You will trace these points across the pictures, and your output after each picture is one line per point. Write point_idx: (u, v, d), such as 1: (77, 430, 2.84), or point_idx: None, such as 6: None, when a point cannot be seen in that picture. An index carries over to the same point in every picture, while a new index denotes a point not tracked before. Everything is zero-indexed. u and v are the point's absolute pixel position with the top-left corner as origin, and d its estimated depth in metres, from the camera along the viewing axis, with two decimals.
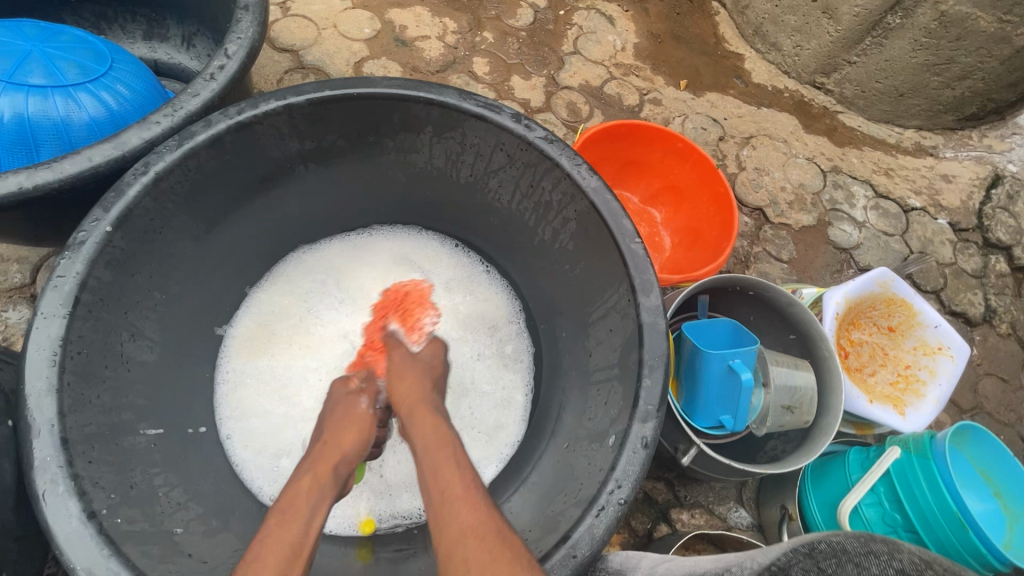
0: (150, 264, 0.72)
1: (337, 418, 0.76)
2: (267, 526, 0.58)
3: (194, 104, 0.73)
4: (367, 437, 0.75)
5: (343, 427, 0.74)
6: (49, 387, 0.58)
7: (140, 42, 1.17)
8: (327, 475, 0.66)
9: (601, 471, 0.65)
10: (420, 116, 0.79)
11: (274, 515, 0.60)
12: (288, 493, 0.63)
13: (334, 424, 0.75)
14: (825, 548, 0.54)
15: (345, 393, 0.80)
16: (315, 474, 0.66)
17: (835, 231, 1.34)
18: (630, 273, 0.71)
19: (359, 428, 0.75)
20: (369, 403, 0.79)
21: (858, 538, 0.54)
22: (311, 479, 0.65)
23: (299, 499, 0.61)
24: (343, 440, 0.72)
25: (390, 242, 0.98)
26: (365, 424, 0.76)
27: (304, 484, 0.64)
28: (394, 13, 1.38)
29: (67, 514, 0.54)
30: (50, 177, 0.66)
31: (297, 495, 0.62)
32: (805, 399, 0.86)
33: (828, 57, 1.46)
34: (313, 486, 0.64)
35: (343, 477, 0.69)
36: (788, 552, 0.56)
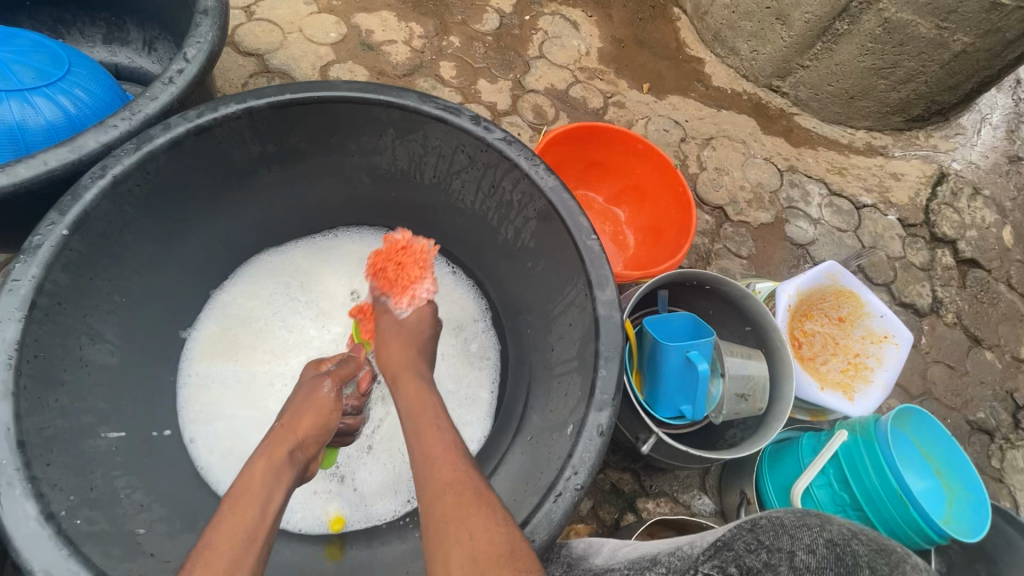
0: (110, 267, 0.72)
1: (298, 401, 0.73)
2: (220, 511, 0.57)
3: (153, 108, 0.74)
4: (330, 422, 0.73)
5: (304, 411, 0.71)
6: (4, 391, 0.57)
7: (100, 46, 1.16)
8: (283, 457, 0.65)
9: (559, 459, 0.68)
10: (381, 118, 0.81)
11: (228, 501, 0.58)
12: (241, 480, 0.61)
13: (297, 406, 0.73)
14: (765, 522, 0.53)
15: (315, 375, 0.78)
16: (269, 457, 0.64)
17: (792, 228, 1.39)
18: (587, 269, 0.74)
19: (319, 412, 0.72)
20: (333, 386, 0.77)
21: (796, 513, 0.54)
22: (266, 461, 0.63)
23: (252, 484, 0.60)
24: (300, 425, 0.69)
25: (356, 243, 0.99)
26: (326, 406, 0.73)
27: (257, 469, 0.62)
28: (361, 17, 1.39)
29: (24, 516, 0.53)
30: (5, 181, 0.66)
31: (251, 479, 0.61)
32: (758, 386, 0.90)
33: (783, 62, 1.52)
34: (269, 467, 0.63)
35: (302, 462, 0.67)
36: (733, 530, 0.55)
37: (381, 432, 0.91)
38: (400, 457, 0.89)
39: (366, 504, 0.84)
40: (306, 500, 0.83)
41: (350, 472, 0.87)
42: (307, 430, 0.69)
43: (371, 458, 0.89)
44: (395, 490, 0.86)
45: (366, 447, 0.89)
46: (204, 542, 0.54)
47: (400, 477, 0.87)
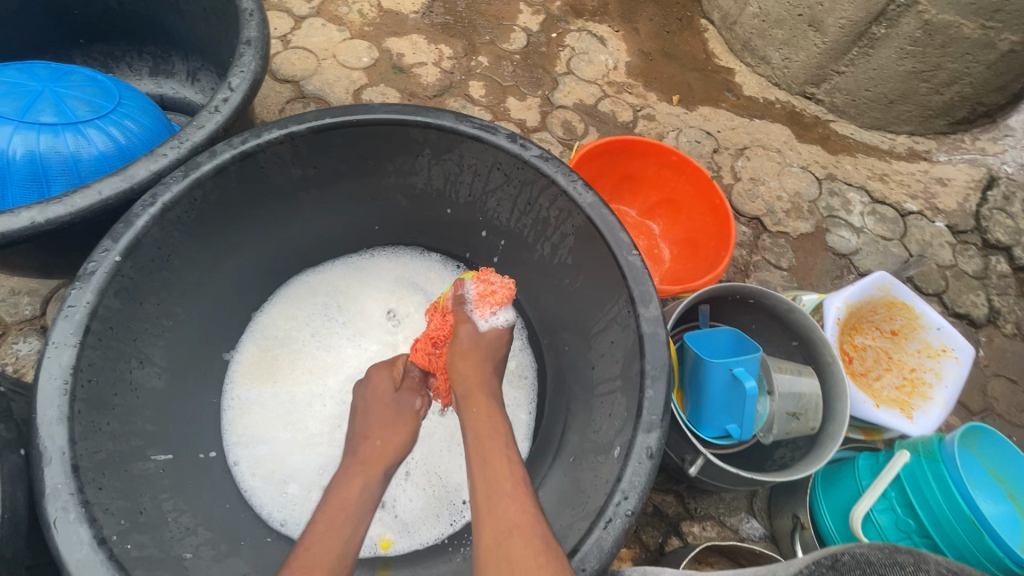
0: (158, 291, 0.74)
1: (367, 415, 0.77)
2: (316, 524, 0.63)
3: (200, 136, 0.76)
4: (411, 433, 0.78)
5: (396, 426, 0.77)
6: (59, 416, 0.58)
7: (147, 78, 1.21)
8: None
9: (607, 483, 0.65)
10: (418, 139, 0.82)
11: (323, 514, 0.64)
12: (339, 494, 0.67)
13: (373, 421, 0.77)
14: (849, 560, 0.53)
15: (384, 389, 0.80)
16: (365, 473, 0.70)
17: (834, 237, 1.35)
18: (629, 285, 0.72)
19: (411, 428, 0.78)
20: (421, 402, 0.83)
21: (881, 549, 0.55)
22: (363, 479, 0.69)
23: (348, 501, 0.65)
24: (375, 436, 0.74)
25: (393, 262, 1.00)
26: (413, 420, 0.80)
27: (355, 485, 0.68)
28: (391, 41, 1.42)
29: (78, 540, 0.54)
30: (62, 211, 0.68)
31: (348, 496, 0.66)
32: (810, 405, 0.86)
33: (817, 68, 1.49)
34: (365, 483, 0.69)
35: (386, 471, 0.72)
36: (811, 565, 0.55)
37: (418, 459, 0.88)
38: (439, 483, 0.87)
39: (410, 528, 0.83)
40: None
41: (390, 497, 0.85)
42: (400, 446, 0.76)
43: (409, 484, 0.87)
44: (436, 515, 0.84)
45: (404, 474, 0.87)
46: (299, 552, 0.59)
47: (441, 502, 0.85)
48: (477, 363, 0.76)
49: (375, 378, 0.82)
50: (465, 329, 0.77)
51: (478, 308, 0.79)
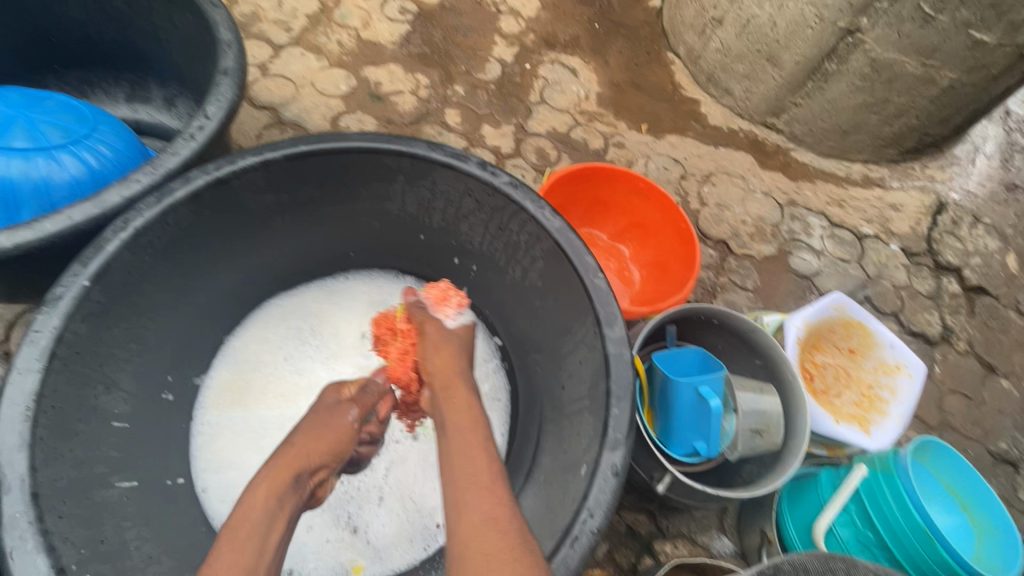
0: (128, 316, 0.74)
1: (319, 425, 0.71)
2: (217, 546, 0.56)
3: (174, 162, 0.77)
4: (339, 454, 0.69)
5: (321, 434, 0.68)
6: (20, 443, 0.58)
7: (122, 103, 1.22)
8: None
9: (574, 501, 0.66)
10: (392, 166, 0.84)
11: (226, 533, 0.56)
12: (242, 507, 0.59)
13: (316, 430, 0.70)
14: None
15: (336, 402, 0.74)
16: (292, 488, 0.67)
17: (796, 260, 1.41)
18: (595, 306, 0.75)
19: (334, 439, 0.68)
20: (358, 416, 0.73)
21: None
22: (269, 484, 0.61)
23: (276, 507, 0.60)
24: (315, 448, 0.66)
25: (368, 285, 1.01)
26: (344, 436, 0.70)
27: (260, 493, 0.60)
28: (370, 70, 1.46)
29: (35, 571, 0.53)
30: (30, 236, 0.69)
31: (253, 507, 0.59)
32: (773, 422, 0.89)
33: (776, 100, 1.57)
34: (271, 494, 0.60)
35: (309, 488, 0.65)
36: None
37: (391, 482, 0.88)
38: (411, 507, 0.86)
39: (382, 554, 0.82)
40: (316, 548, 0.82)
41: (363, 523, 0.85)
42: (317, 455, 0.66)
43: (382, 510, 0.86)
44: (410, 540, 0.84)
45: (377, 499, 0.87)
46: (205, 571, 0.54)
47: (414, 527, 0.85)
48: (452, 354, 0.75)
49: (321, 396, 0.76)
50: (431, 325, 0.78)
51: (439, 309, 0.82)
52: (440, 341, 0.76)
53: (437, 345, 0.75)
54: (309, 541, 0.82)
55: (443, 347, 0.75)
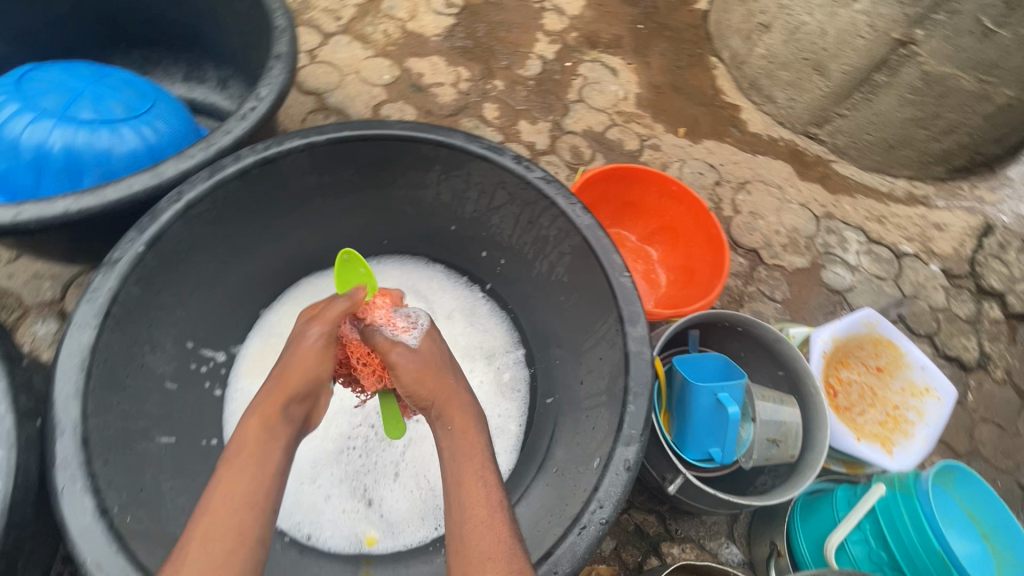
0: (175, 283, 0.78)
1: (292, 355, 0.71)
2: (217, 474, 0.58)
3: (226, 141, 0.81)
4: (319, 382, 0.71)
5: (297, 366, 0.69)
6: (75, 391, 0.62)
7: (179, 82, 1.28)
8: None
9: (586, 490, 0.68)
10: (429, 155, 0.87)
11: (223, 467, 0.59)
12: None
13: (288, 361, 0.70)
14: None
15: (303, 329, 0.73)
16: (262, 414, 0.64)
17: (829, 274, 1.38)
18: (619, 304, 0.76)
19: (311, 363, 0.70)
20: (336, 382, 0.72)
21: None
22: None
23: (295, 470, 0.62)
24: (291, 381, 0.68)
25: (400, 270, 1.05)
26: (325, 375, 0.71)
27: None
28: (413, 61, 1.50)
29: (83, 509, 0.57)
30: (94, 202, 0.74)
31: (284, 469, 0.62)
32: (791, 434, 0.89)
33: (820, 110, 1.54)
34: None
35: (297, 418, 0.68)
36: None
37: (408, 459, 0.91)
38: (426, 485, 0.89)
39: (396, 528, 0.85)
40: (334, 517, 0.86)
41: (378, 497, 0.88)
42: (300, 385, 0.68)
43: (398, 486, 0.89)
44: (421, 518, 0.86)
45: (393, 474, 0.90)
46: (203, 507, 0.55)
47: (427, 505, 0.88)
48: (438, 369, 0.72)
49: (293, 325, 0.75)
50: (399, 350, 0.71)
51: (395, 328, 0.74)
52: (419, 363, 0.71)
53: (417, 372, 0.70)
54: (329, 509, 0.86)
55: (428, 365, 0.71)
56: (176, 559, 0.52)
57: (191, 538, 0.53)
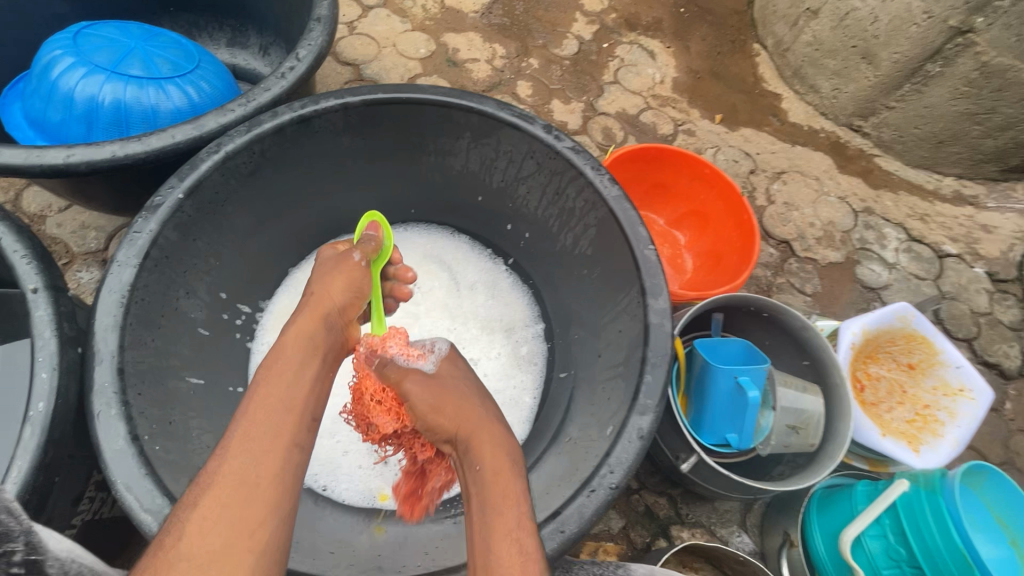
0: (210, 232, 0.81)
1: (323, 272, 0.76)
2: (258, 379, 0.62)
3: (265, 98, 0.83)
4: (357, 292, 0.76)
5: (334, 276, 0.75)
6: (114, 323, 0.66)
7: (223, 48, 1.31)
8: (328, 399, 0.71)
9: (597, 457, 0.68)
10: (461, 122, 0.87)
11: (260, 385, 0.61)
12: None
13: (324, 274, 0.76)
14: None
15: (334, 256, 0.79)
16: (300, 323, 0.69)
17: (864, 270, 1.33)
18: (641, 277, 0.75)
19: (348, 279, 0.75)
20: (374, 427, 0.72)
21: None
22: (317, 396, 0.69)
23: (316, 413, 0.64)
24: (330, 290, 0.73)
25: (424, 239, 1.05)
26: (357, 277, 0.76)
27: None
28: (450, 37, 1.50)
29: (116, 433, 0.61)
30: (139, 149, 0.77)
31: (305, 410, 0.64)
32: (811, 422, 0.87)
33: (866, 101, 1.49)
34: None
35: (338, 325, 0.73)
36: None
37: None
38: None
39: None
40: (347, 472, 0.87)
41: (393, 456, 0.90)
42: (338, 293, 0.73)
43: None
44: None
45: None
46: (244, 409, 0.59)
47: None
48: (456, 398, 0.69)
49: (320, 253, 0.82)
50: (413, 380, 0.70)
51: (411, 358, 0.74)
52: (436, 394, 0.69)
53: (436, 400, 0.68)
54: (342, 464, 0.88)
55: (444, 397, 0.68)
56: (219, 454, 0.55)
57: (233, 435, 0.57)
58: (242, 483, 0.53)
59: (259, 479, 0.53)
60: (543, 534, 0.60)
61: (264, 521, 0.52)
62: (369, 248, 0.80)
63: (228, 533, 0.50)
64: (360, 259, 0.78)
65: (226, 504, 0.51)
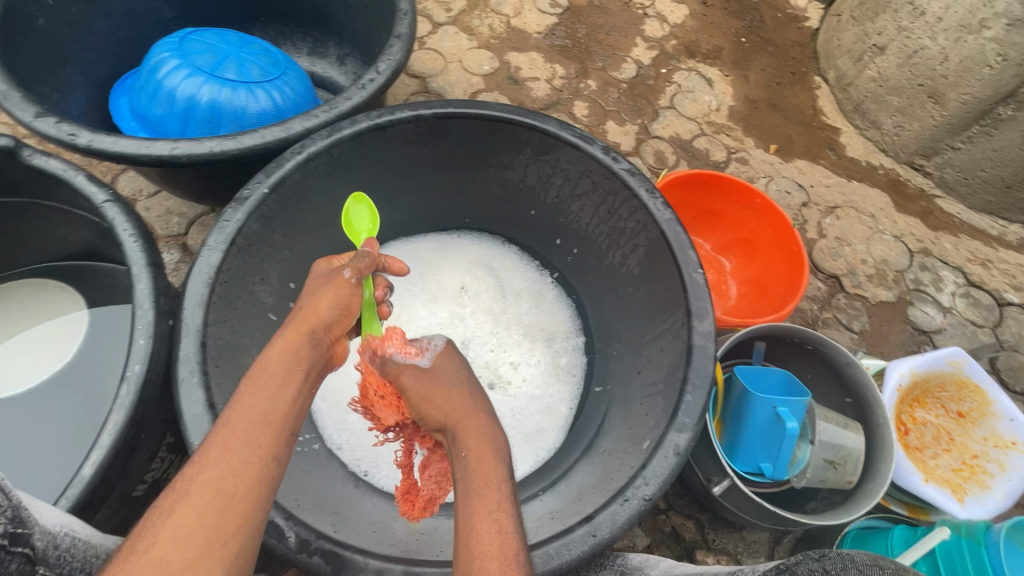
0: (287, 225, 0.88)
1: (317, 289, 0.71)
2: (237, 391, 0.58)
3: (346, 106, 0.90)
4: (347, 308, 0.71)
5: (326, 295, 0.69)
6: (201, 301, 0.73)
7: (304, 56, 1.41)
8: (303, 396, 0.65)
9: (632, 468, 0.70)
10: (522, 138, 0.92)
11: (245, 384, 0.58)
12: None
13: (320, 290, 0.71)
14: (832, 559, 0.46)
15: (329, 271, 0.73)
16: (287, 338, 0.64)
17: (917, 312, 1.30)
18: (688, 298, 0.77)
19: (339, 296, 0.70)
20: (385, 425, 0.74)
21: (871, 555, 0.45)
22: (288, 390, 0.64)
23: None
24: (319, 308, 0.68)
25: (478, 247, 1.11)
26: (348, 297, 0.71)
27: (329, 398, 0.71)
28: (513, 56, 1.56)
29: (195, 400, 0.67)
30: (233, 146, 0.85)
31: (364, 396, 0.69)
32: (850, 458, 0.86)
33: (930, 140, 1.46)
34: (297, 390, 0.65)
35: (323, 343, 0.67)
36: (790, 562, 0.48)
37: None
38: None
39: None
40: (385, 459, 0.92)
41: None
42: (328, 312, 0.68)
43: None
44: None
45: None
46: (223, 420, 0.55)
47: None
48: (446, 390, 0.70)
49: (313, 266, 0.76)
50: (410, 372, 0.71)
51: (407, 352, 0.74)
52: (428, 383, 0.70)
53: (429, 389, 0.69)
54: (381, 451, 0.92)
55: (433, 387, 0.69)
56: (196, 462, 0.51)
57: (212, 444, 0.53)
58: (219, 488, 0.49)
59: (236, 490, 0.50)
60: (532, 557, 0.61)
61: (237, 532, 0.48)
62: (360, 264, 0.75)
63: (203, 540, 0.46)
64: (351, 275, 0.72)
65: (202, 513, 0.47)
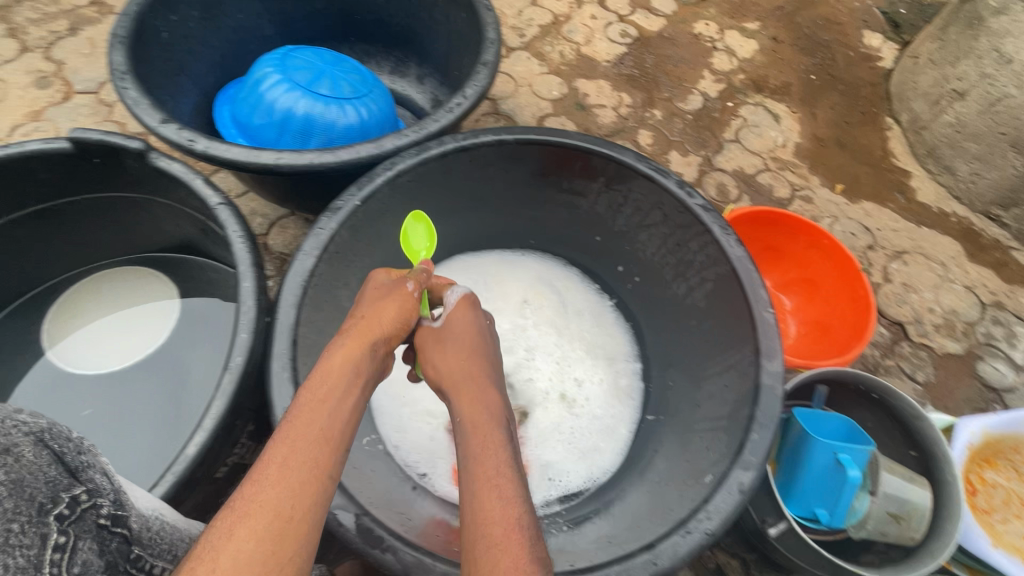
0: (372, 236, 0.94)
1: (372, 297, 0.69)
2: (297, 403, 0.54)
3: (433, 127, 0.96)
4: (406, 321, 0.68)
5: (385, 303, 0.68)
6: (295, 302, 0.79)
7: (386, 74, 1.50)
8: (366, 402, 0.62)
9: (693, 501, 0.71)
10: (598, 167, 0.95)
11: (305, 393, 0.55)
12: None
13: (376, 300, 0.69)
14: None
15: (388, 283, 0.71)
16: (348, 345, 0.61)
17: (986, 368, 1.26)
18: (757, 337, 0.78)
19: (399, 307, 0.68)
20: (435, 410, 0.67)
21: None
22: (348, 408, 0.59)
23: None
24: (382, 316, 0.66)
25: (541, 266, 1.15)
26: (409, 305, 0.69)
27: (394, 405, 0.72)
28: (581, 83, 1.61)
29: (285, 394, 0.72)
30: (331, 159, 0.91)
31: None
32: (914, 513, 0.84)
33: (1010, 190, 1.42)
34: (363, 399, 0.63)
35: (381, 356, 0.64)
36: None
37: None
38: None
39: None
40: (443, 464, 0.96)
41: None
42: (388, 321, 0.66)
43: None
44: None
45: None
46: (282, 431, 0.52)
47: None
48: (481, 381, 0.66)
49: (371, 275, 0.74)
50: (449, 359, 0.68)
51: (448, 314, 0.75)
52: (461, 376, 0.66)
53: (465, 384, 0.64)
54: (438, 456, 0.96)
55: (465, 384, 0.65)
56: (253, 481, 0.47)
57: (270, 464, 0.49)
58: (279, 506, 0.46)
59: (294, 514, 0.46)
60: None
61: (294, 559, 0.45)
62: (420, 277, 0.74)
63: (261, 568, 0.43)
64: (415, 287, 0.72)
65: (261, 537, 0.44)
